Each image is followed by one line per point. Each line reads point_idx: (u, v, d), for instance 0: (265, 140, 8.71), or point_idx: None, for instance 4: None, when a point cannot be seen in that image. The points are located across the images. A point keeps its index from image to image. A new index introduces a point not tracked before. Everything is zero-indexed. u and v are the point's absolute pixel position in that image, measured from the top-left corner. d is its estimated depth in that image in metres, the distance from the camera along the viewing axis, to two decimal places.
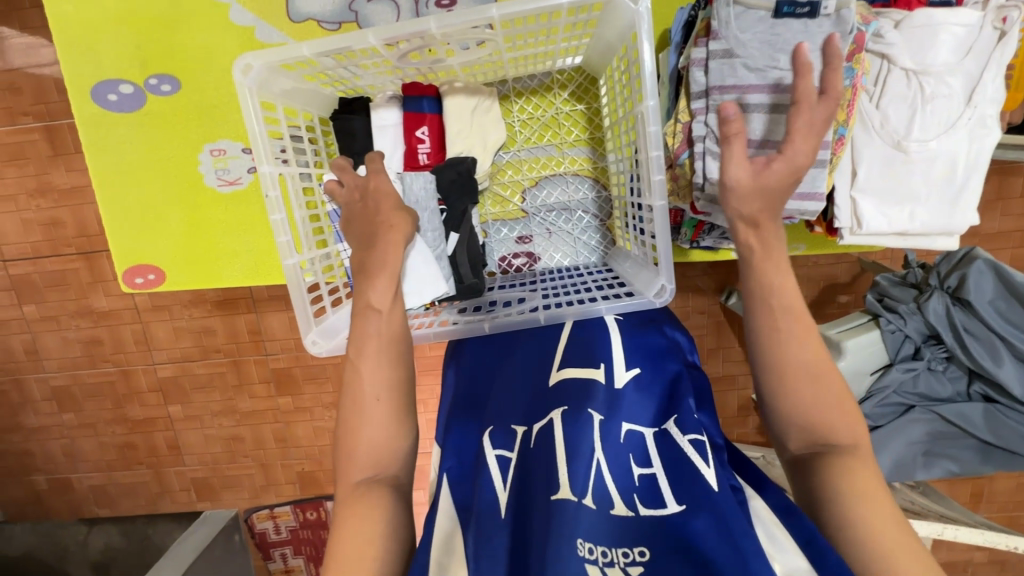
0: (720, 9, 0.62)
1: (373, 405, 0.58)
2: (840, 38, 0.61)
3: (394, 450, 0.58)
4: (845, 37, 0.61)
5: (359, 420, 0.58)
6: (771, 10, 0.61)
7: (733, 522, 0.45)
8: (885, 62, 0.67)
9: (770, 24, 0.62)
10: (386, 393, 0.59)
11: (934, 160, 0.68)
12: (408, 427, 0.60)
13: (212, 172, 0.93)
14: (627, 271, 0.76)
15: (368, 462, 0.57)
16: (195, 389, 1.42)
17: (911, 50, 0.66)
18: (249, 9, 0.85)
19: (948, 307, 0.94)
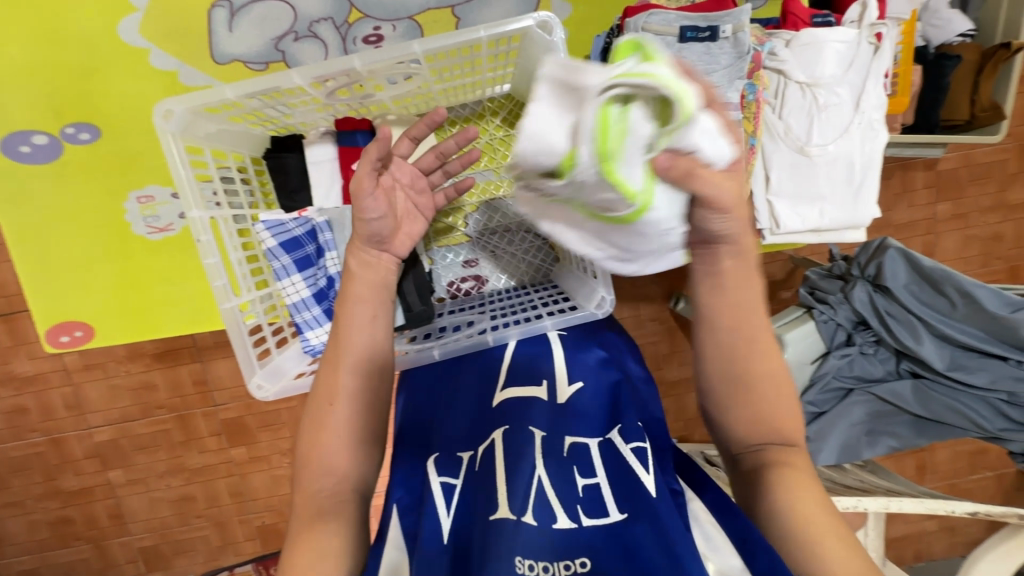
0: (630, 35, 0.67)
1: (348, 403, 0.57)
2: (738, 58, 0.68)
3: (363, 451, 0.58)
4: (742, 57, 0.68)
5: (327, 418, 0.57)
6: (677, 35, 0.67)
7: (672, 525, 0.48)
8: (782, 78, 0.74)
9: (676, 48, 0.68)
10: (358, 392, 0.58)
11: (832, 162, 0.74)
12: (379, 425, 0.60)
13: (141, 220, 0.89)
14: (570, 285, 0.80)
15: (332, 464, 0.56)
16: (137, 450, 1.33)
17: (802, 64, 0.73)
18: (171, 54, 0.83)
19: (869, 293, 1.02)
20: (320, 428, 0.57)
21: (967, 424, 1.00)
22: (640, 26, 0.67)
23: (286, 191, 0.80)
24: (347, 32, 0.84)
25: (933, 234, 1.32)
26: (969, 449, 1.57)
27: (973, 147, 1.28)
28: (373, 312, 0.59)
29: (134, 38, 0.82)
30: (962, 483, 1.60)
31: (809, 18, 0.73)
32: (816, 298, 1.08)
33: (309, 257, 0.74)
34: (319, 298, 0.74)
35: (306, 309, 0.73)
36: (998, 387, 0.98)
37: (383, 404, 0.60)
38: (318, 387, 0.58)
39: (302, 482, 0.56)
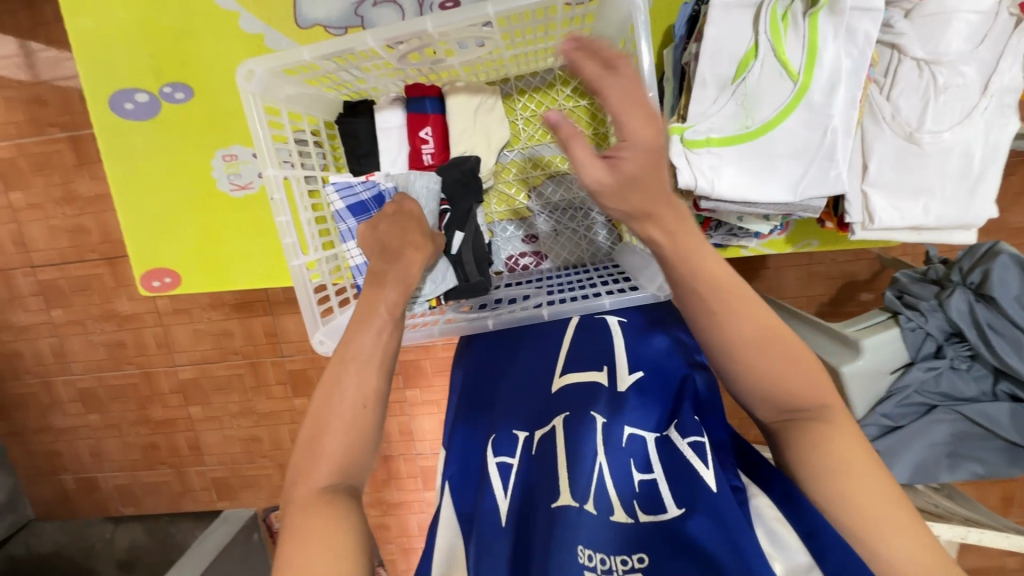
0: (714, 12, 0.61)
1: (349, 395, 0.55)
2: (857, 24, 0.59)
3: (362, 447, 0.54)
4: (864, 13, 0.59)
5: (330, 413, 0.54)
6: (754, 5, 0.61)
7: (738, 526, 0.44)
8: (896, 53, 0.66)
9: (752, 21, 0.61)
10: (360, 385, 0.55)
11: (947, 153, 0.66)
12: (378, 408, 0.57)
13: (225, 177, 0.95)
14: (632, 264, 0.76)
15: (341, 455, 0.53)
16: (214, 390, 1.45)
17: (923, 40, 0.64)
18: (258, 17, 0.86)
19: (970, 303, 0.91)
20: (323, 425, 0.54)
21: None
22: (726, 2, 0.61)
23: (355, 155, 0.81)
24: None
25: None
26: None
27: None
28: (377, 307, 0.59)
29: (227, 2, 0.86)
30: None
31: None
32: (904, 303, 0.97)
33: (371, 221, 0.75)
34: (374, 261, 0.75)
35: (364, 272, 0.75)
36: None
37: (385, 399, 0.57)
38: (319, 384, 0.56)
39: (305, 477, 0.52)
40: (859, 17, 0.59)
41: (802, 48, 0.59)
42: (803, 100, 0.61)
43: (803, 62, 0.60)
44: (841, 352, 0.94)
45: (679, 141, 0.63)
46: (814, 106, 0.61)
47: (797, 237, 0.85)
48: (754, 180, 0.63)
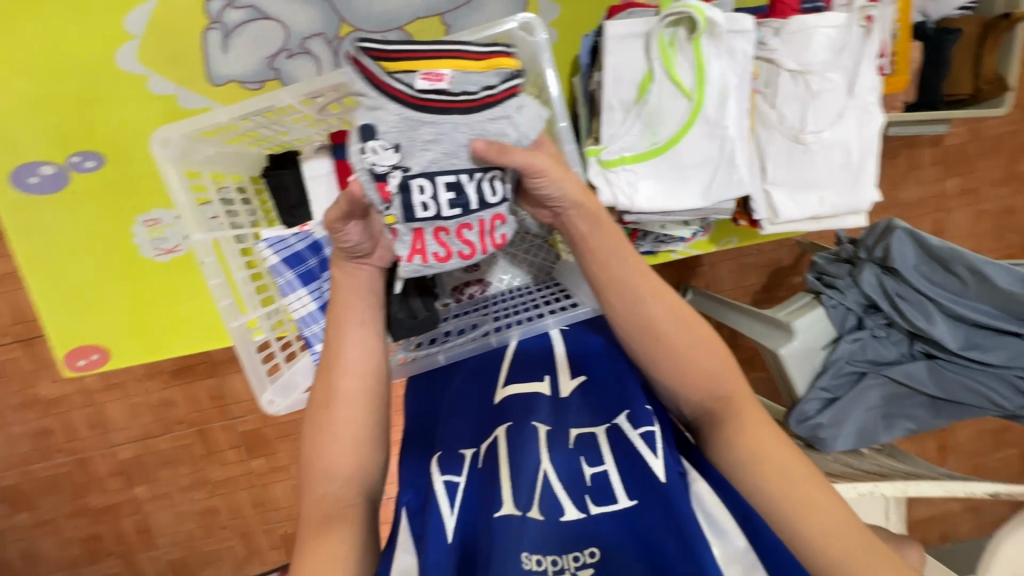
0: (608, 42, 0.66)
1: (346, 407, 0.59)
2: (733, 36, 0.66)
3: (363, 459, 0.59)
4: (739, 33, 0.66)
5: (326, 428, 0.58)
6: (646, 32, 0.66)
7: (682, 510, 0.50)
8: (773, 66, 0.73)
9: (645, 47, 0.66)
10: (352, 399, 0.59)
11: (830, 149, 0.74)
12: (379, 423, 0.61)
13: (149, 243, 0.91)
14: (571, 282, 0.80)
15: (340, 465, 0.58)
16: (160, 465, 1.36)
17: (794, 53, 0.72)
18: (169, 78, 0.85)
19: (878, 276, 1.02)
20: (321, 439, 0.58)
21: (985, 404, 0.98)
22: (618, 32, 0.66)
23: (286, 207, 0.81)
24: (338, 46, 0.85)
25: (943, 211, 1.31)
26: (990, 427, 1.55)
27: (980, 121, 1.27)
28: (361, 317, 0.62)
29: (132, 65, 0.84)
30: (986, 462, 1.58)
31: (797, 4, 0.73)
32: (824, 283, 1.07)
33: (315, 271, 0.75)
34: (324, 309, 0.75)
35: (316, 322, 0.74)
36: (1015, 365, 0.96)
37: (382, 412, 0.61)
38: (316, 398, 0.60)
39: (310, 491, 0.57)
40: (735, 38, 0.66)
41: (693, 68, 0.66)
42: (699, 116, 0.66)
43: (694, 80, 0.65)
44: (775, 335, 1.02)
45: (596, 163, 0.68)
46: (710, 120, 0.67)
47: (718, 237, 0.92)
48: (670, 192, 0.68)
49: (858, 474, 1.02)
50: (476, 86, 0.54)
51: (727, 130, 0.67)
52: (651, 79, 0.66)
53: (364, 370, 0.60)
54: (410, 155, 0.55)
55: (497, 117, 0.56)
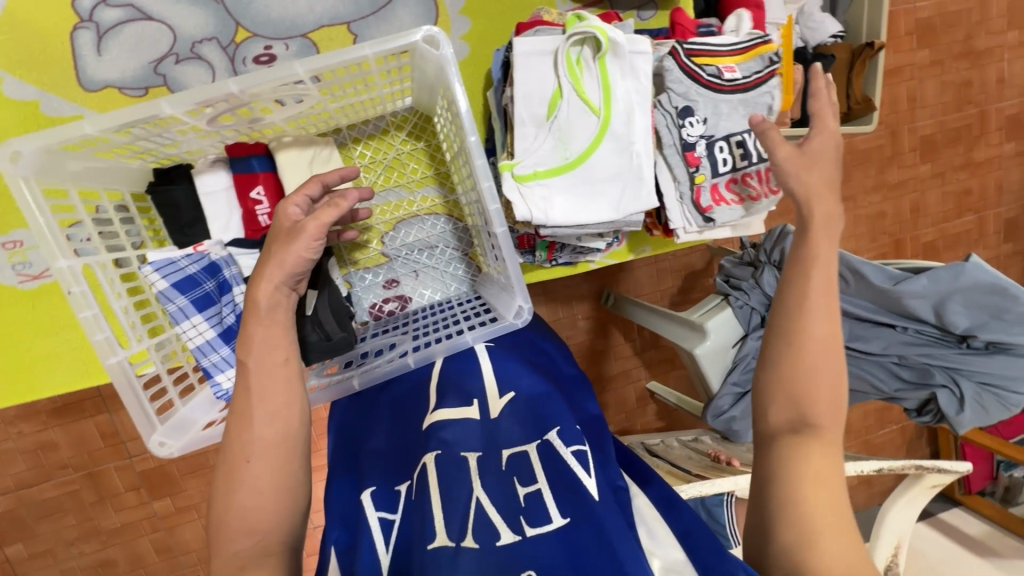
0: (516, 59, 0.67)
1: (260, 454, 0.54)
2: (633, 55, 0.68)
3: (281, 505, 0.54)
4: (638, 53, 0.69)
5: (240, 475, 0.53)
6: (552, 51, 0.67)
7: (610, 525, 0.49)
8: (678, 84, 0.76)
9: (551, 64, 0.67)
10: (270, 442, 0.54)
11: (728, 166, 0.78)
12: (300, 465, 0.56)
13: (8, 268, 0.79)
14: (492, 295, 0.79)
15: (258, 513, 0.52)
16: (38, 519, 1.18)
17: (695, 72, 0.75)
18: (30, 82, 0.75)
19: (777, 278, 1.09)
20: (234, 488, 0.53)
21: (867, 388, 1.09)
22: (523, 50, 0.66)
23: (177, 225, 0.75)
24: (234, 52, 0.79)
25: None
26: (877, 407, 1.73)
27: (853, 135, 1.43)
28: (286, 354, 0.57)
29: None
30: (876, 438, 1.76)
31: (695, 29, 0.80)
32: (732, 285, 1.13)
33: (213, 295, 0.69)
34: (223, 335, 0.69)
35: (215, 350, 0.68)
36: (890, 352, 1.03)
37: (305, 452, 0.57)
38: (229, 444, 0.54)
39: (220, 544, 0.52)
40: (635, 58, 0.69)
41: (599, 86, 0.67)
42: (607, 132, 0.68)
43: (601, 98, 0.68)
44: (691, 336, 1.08)
45: (511, 177, 0.67)
46: (618, 136, 0.69)
47: (633, 246, 0.95)
48: (584, 206, 0.69)
49: None
50: (747, 71, 0.77)
51: (633, 146, 0.70)
52: (561, 97, 0.67)
53: (283, 413, 0.55)
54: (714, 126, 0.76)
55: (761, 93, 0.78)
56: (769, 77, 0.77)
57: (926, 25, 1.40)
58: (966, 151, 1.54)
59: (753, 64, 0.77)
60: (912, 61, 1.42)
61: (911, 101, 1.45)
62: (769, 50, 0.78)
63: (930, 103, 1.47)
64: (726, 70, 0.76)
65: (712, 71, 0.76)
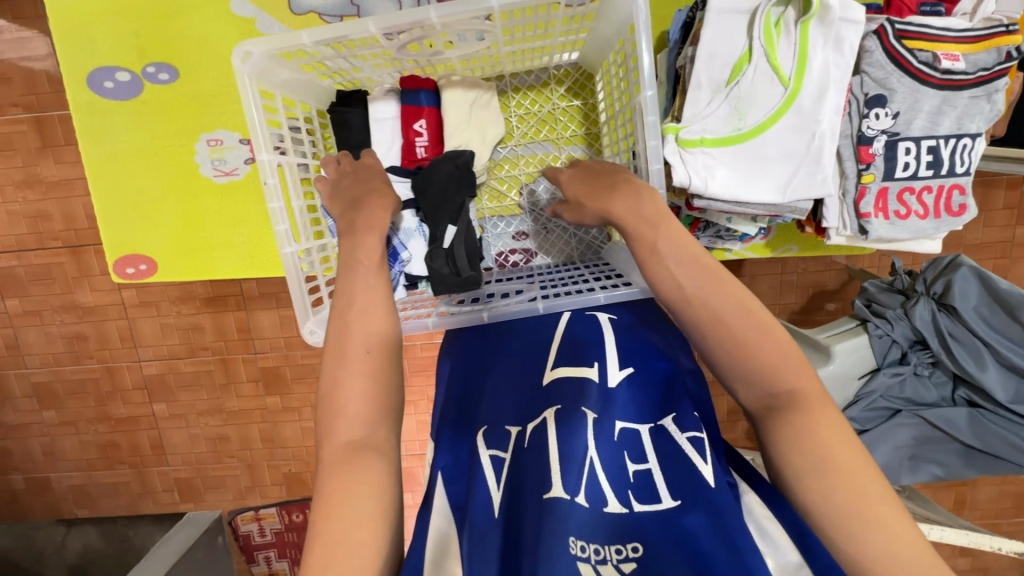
0: (709, 16, 0.63)
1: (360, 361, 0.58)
2: (844, 22, 0.62)
3: (376, 417, 0.57)
4: (850, 22, 0.62)
5: (342, 377, 0.58)
6: (751, 10, 0.62)
7: (729, 513, 0.48)
8: (890, 62, 0.65)
9: (746, 23, 0.63)
10: (365, 359, 0.59)
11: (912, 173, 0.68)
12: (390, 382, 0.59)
13: (208, 162, 0.92)
14: (623, 262, 0.78)
15: (356, 417, 0.56)
16: (180, 387, 1.40)
17: (916, 53, 0.65)
18: (250, 0, 0.85)
19: (933, 312, 0.94)
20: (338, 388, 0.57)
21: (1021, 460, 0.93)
22: (720, 6, 0.62)
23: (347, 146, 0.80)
24: None
25: (1010, 258, 1.24)
26: (1017, 490, 1.48)
27: None
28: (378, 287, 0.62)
29: None
30: (1007, 525, 1.51)
31: (915, 6, 0.69)
32: (872, 311, 0.99)
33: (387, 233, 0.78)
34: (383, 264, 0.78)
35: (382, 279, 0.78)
36: None
37: (397, 377, 0.60)
38: (328, 361, 0.59)
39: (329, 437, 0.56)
40: (843, 27, 0.62)
41: (794, 54, 0.62)
42: (791, 106, 0.63)
43: (793, 68, 0.62)
44: (813, 357, 0.96)
45: (674, 140, 0.65)
46: (803, 111, 0.63)
47: (777, 244, 0.88)
48: (748, 182, 0.65)
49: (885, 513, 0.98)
50: (976, 65, 0.65)
51: (820, 126, 0.64)
52: (748, 61, 0.63)
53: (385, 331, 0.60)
54: (906, 123, 0.66)
55: (983, 94, 0.66)
56: (1005, 73, 0.65)
57: None
58: None
59: (984, 57, 0.65)
60: None
61: None
62: (1011, 43, 0.65)
63: None
64: (951, 58, 0.65)
65: (926, 57, 0.65)
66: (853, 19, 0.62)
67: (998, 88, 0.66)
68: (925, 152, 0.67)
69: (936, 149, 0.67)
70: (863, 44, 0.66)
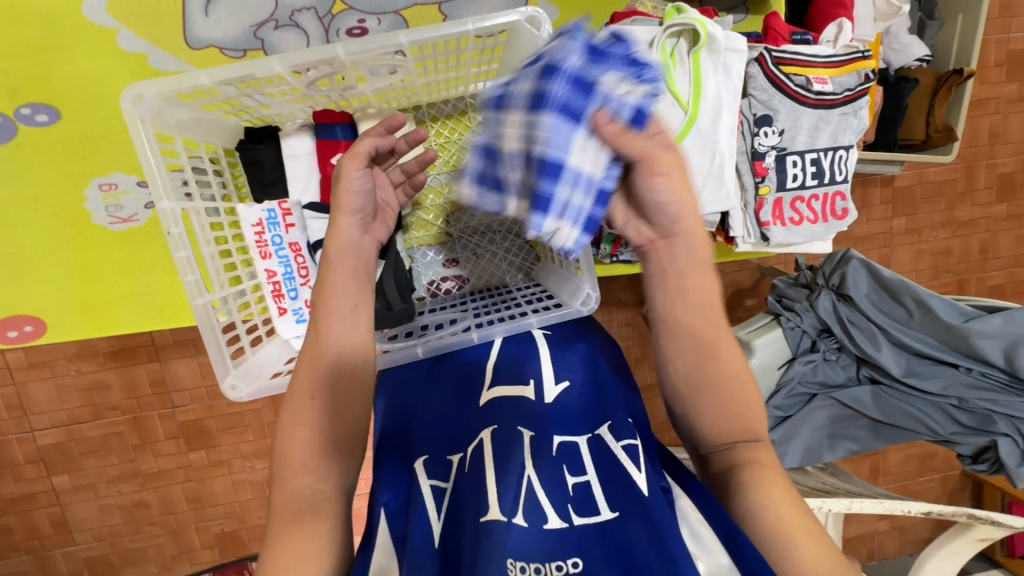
0: None
1: (327, 397, 0.56)
2: (728, 51, 0.68)
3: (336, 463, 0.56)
4: (733, 50, 0.68)
5: (302, 412, 0.56)
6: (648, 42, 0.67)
7: (663, 521, 0.49)
8: (771, 86, 0.72)
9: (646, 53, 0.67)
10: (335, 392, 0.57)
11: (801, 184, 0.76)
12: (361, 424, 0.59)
13: (101, 209, 0.84)
14: (553, 283, 0.80)
15: (311, 463, 0.54)
16: (85, 455, 1.25)
17: (791, 77, 0.72)
18: (139, 35, 0.79)
19: (833, 302, 1.03)
20: (295, 423, 0.56)
21: (921, 429, 0.99)
22: None
23: (260, 183, 0.77)
24: (329, 23, 0.82)
25: (889, 247, 1.40)
26: (919, 452, 1.65)
27: (926, 166, 1.37)
28: (353, 302, 0.59)
29: (102, 17, 0.78)
30: (913, 485, 1.68)
31: (788, 35, 0.76)
32: (784, 305, 1.09)
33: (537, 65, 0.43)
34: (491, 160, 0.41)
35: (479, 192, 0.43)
36: (949, 393, 0.97)
37: (363, 401, 0.59)
38: (284, 414, 0.56)
39: (282, 482, 0.54)
40: (729, 55, 0.68)
41: (690, 81, 0.67)
42: (692, 128, 0.68)
43: (691, 92, 0.67)
44: None
45: None
46: (703, 133, 0.69)
47: None
48: None
49: (807, 491, 1.05)
50: (841, 86, 0.74)
51: (719, 147, 0.69)
52: None
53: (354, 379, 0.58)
54: (790, 139, 0.74)
55: (850, 111, 0.75)
56: (865, 92, 0.75)
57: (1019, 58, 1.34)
58: None
59: (848, 79, 0.74)
60: (999, 94, 1.36)
61: (992, 137, 1.38)
62: (866, 66, 0.74)
63: (1013, 140, 1.39)
64: (821, 81, 0.73)
65: (801, 80, 0.73)
66: (734, 47, 0.68)
67: (861, 105, 0.75)
68: (808, 164, 0.75)
69: (818, 161, 0.75)
70: (747, 70, 0.72)
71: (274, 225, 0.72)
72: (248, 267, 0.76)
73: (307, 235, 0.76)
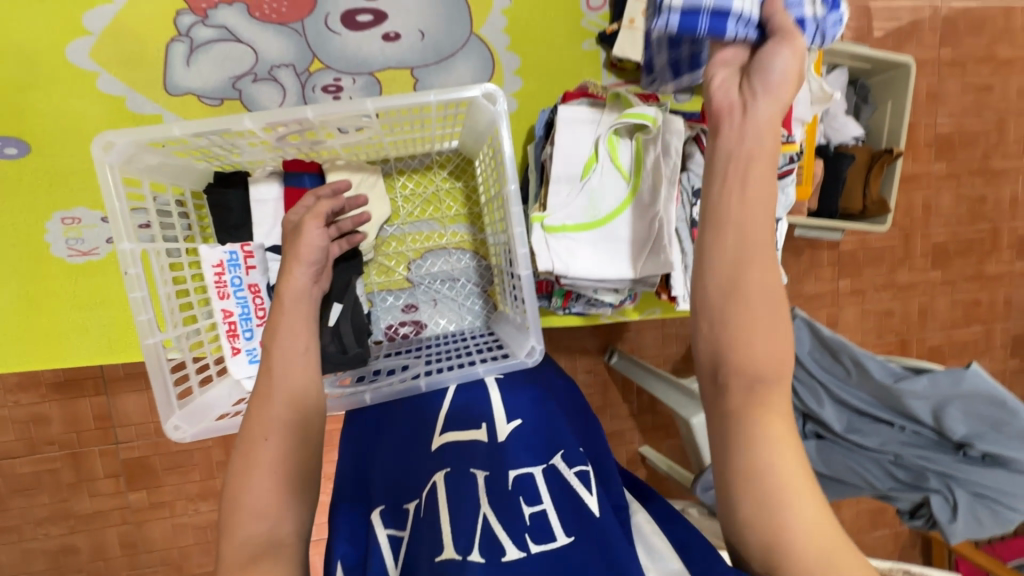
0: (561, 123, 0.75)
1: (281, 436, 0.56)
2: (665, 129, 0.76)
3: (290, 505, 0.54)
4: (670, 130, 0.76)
5: (258, 453, 0.55)
6: None
7: (615, 541, 0.52)
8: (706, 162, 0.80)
9: None
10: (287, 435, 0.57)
11: None
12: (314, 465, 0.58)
13: (62, 241, 0.85)
14: (505, 334, 0.83)
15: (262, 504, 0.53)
16: (13, 493, 1.18)
17: None
18: (120, 79, 0.83)
19: None
20: (250, 464, 0.54)
21: (863, 484, 1.03)
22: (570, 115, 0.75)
23: (224, 226, 0.80)
24: (306, 79, 0.87)
25: (835, 306, 1.50)
26: (870, 506, 1.70)
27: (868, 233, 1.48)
28: (309, 345, 0.61)
29: (84, 61, 0.81)
30: (866, 539, 1.71)
31: None
32: None
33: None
34: None
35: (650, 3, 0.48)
36: (887, 449, 1.00)
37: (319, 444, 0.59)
38: (238, 457, 0.55)
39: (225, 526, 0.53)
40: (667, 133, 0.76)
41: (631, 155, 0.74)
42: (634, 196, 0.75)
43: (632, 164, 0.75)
44: (690, 406, 1.06)
45: (541, 226, 0.73)
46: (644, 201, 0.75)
47: (643, 307, 0.99)
48: (605, 260, 0.75)
49: None
50: None
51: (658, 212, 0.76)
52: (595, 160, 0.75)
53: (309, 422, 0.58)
54: None
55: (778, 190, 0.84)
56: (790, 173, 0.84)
57: (945, 140, 1.49)
58: (976, 263, 1.58)
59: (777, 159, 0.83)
60: (930, 170, 1.50)
61: (926, 209, 1.52)
62: (791, 149, 0.84)
63: (944, 213, 1.53)
64: None
65: None
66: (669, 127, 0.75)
67: (786, 186, 0.84)
68: None
69: None
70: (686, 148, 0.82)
71: (235, 267, 0.74)
72: (204, 306, 0.78)
73: (267, 277, 0.78)
